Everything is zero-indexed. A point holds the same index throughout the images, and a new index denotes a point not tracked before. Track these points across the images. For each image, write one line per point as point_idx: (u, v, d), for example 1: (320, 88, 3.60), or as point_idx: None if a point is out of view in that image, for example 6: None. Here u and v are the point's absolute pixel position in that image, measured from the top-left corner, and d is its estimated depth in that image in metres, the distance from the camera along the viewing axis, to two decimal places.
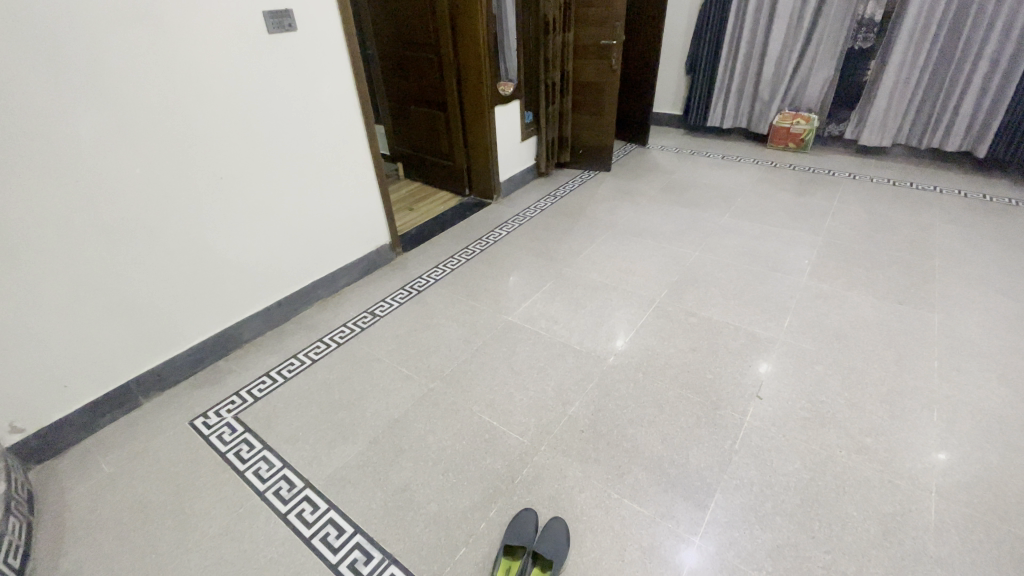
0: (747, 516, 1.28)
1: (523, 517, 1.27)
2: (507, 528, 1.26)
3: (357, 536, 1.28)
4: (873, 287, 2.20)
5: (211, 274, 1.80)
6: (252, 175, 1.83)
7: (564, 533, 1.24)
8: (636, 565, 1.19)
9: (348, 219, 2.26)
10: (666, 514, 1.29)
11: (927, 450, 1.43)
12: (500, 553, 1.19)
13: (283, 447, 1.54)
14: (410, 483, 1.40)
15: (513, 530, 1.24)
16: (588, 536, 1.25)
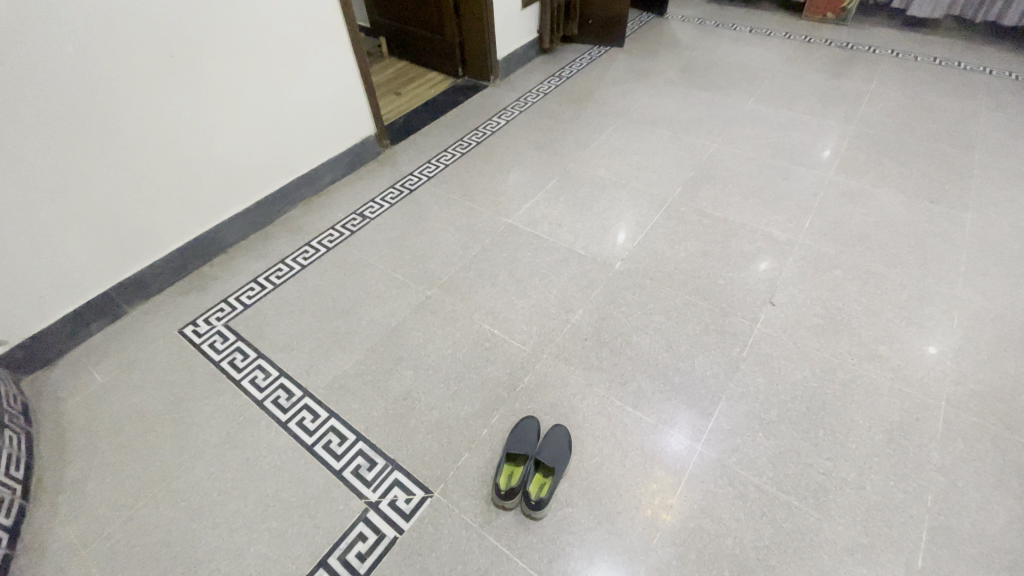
0: (751, 423, 1.26)
1: (524, 423, 1.26)
2: (508, 436, 1.25)
3: (359, 444, 1.28)
4: (903, 184, 2.03)
5: (179, 174, 1.63)
6: (211, 54, 1.56)
7: (566, 440, 1.23)
8: (636, 471, 1.19)
9: (327, 108, 2.01)
10: (672, 417, 1.29)
11: (934, 353, 1.41)
12: (501, 461, 1.18)
13: (277, 357, 1.49)
14: (409, 392, 1.37)
15: (515, 438, 1.23)
16: (590, 443, 1.25)
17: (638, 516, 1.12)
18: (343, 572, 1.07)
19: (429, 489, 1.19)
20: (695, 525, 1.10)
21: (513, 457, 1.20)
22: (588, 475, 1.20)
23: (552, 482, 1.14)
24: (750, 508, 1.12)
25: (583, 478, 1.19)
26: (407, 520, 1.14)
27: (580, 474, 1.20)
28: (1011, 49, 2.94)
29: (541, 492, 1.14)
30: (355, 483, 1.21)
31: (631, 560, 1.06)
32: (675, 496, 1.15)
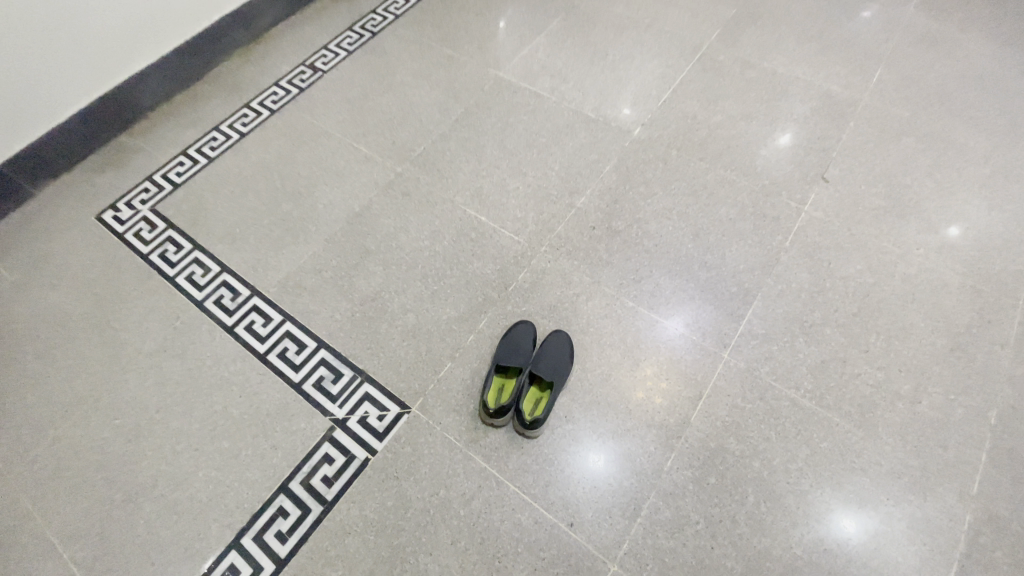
0: (790, 327, 1.04)
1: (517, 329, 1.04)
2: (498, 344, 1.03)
3: (321, 352, 1.07)
4: (997, 25, 1.60)
5: (53, 8, 1.20)
6: None
7: (568, 349, 1.01)
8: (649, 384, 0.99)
9: None
10: (673, 337, 1.04)
11: (961, 233, 1.17)
12: (489, 374, 0.98)
13: (218, 249, 1.23)
14: (378, 291, 1.13)
15: (506, 347, 1.02)
16: (597, 351, 1.03)
17: (651, 435, 0.95)
18: (308, 498, 0.92)
19: (406, 404, 1.00)
20: (719, 444, 0.93)
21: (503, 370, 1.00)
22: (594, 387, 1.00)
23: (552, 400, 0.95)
24: (783, 427, 0.95)
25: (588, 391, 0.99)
26: (381, 440, 0.97)
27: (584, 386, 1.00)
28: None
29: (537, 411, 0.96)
30: (319, 397, 1.02)
31: (641, 484, 0.91)
32: (694, 413, 0.96)
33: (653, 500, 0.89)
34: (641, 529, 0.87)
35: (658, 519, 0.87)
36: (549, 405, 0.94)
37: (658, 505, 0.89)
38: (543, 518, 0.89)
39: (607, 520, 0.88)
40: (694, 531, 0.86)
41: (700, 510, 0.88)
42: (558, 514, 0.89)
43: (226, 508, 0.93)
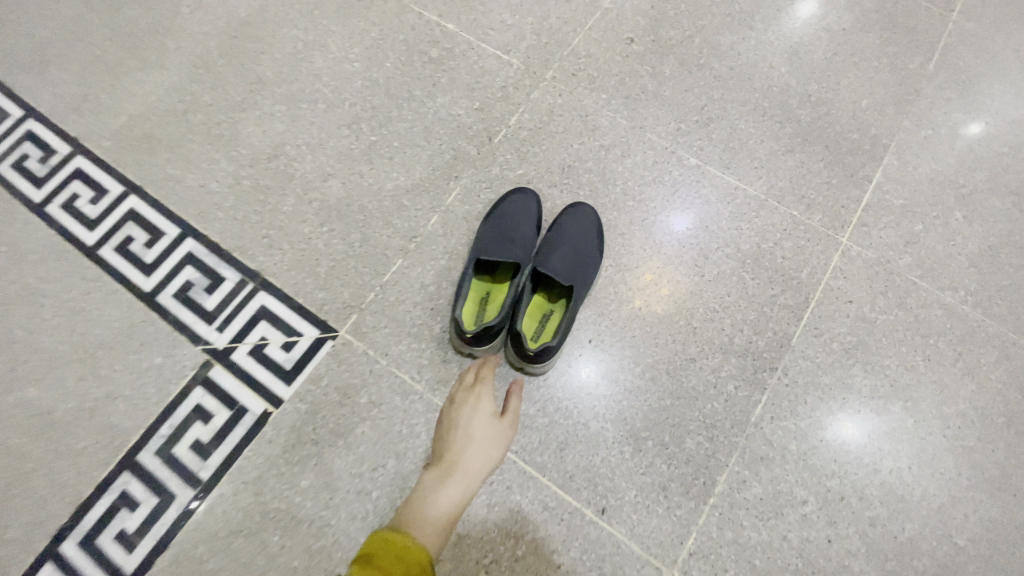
0: (943, 194, 0.65)
1: (510, 204, 0.63)
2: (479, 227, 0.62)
3: (187, 244, 0.65)
4: None
5: None
6: None
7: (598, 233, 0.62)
8: (726, 289, 0.61)
9: None
10: (646, 283, 0.61)
11: None
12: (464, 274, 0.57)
13: (24, 83, 0.76)
14: (280, 144, 0.69)
15: (494, 231, 0.60)
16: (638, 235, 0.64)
17: (730, 366, 0.58)
18: (169, 478, 0.56)
19: (328, 325, 0.60)
20: (837, 379, 0.58)
21: (486, 267, 0.60)
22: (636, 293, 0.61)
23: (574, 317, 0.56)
24: (939, 350, 0.59)
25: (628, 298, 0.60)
26: (287, 383, 0.58)
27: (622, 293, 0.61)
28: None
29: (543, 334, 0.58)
30: (184, 315, 0.62)
31: (715, 444, 0.55)
32: (798, 330, 0.59)
33: (733, 469, 0.54)
34: (716, 516, 0.53)
35: (743, 499, 0.53)
36: (567, 324, 0.55)
37: (743, 478, 0.54)
38: (556, 503, 0.53)
39: (661, 503, 0.53)
40: (801, 516, 0.53)
41: (809, 484, 0.54)
42: (579, 494, 0.53)
43: (34, 495, 0.56)
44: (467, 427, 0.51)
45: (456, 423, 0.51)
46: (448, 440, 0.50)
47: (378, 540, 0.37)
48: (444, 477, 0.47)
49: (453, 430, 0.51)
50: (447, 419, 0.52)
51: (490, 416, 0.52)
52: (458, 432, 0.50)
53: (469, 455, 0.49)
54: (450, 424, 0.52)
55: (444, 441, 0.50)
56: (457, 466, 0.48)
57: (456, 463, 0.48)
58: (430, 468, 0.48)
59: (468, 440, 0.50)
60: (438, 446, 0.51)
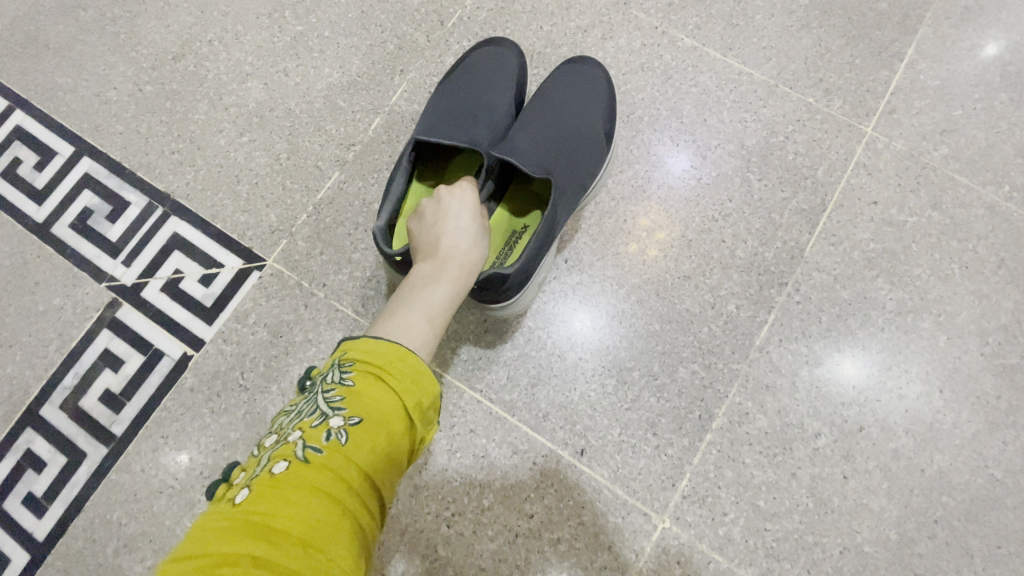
0: (991, 71, 0.54)
1: (486, 60, 0.51)
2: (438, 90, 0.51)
3: (84, 164, 0.55)
4: None
5: None
6: None
7: (607, 102, 0.50)
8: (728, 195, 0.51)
9: None
10: (640, 227, 0.50)
11: None
12: (396, 162, 0.44)
13: None
14: (188, 40, 0.57)
15: (459, 94, 0.49)
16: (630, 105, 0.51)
17: (731, 283, 0.49)
18: (78, 435, 0.48)
19: (255, 255, 0.50)
20: (857, 293, 0.49)
21: (438, 153, 0.48)
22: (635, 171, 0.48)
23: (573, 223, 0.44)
24: (978, 257, 0.49)
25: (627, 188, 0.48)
26: (209, 322, 0.49)
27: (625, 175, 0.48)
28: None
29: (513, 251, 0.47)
30: (84, 249, 0.52)
31: (713, 373, 0.47)
32: (811, 238, 0.50)
33: (734, 401, 0.46)
34: (714, 454, 0.45)
35: (746, 434, 0.46)
36: (543, 233, 0.42)
37: (746, 410, 0.46)
38: (527, 446, 0.45)
39: (649, 442, 0.45)
40: (812, 451, 0.45)
41: (824, 414, 0.46)
42: (555, 435, 0.46)
43: None
44: (453, 218, 0.41)
45: (437, 213, 0.41)
46: (431, 232, 0.40)
47: (366, 373, 0.30)
48: (433, 273, 0.38)
49: (437, 220, 0.41)
50: (432, 207, 0.42)
51: (478, 211, 0.43)
52: (442, 224, 0.40)
53: (459, 248, 0.39)
54: (436, 211, 0.42)
55: (426, 234, 0.40)
56: (447, 260, 0.38)
57: (445, 258, 0.38)
58: (421, 263, 0.39)
59: (456, 234, 0.40)
60: (420, 240, 0.40)
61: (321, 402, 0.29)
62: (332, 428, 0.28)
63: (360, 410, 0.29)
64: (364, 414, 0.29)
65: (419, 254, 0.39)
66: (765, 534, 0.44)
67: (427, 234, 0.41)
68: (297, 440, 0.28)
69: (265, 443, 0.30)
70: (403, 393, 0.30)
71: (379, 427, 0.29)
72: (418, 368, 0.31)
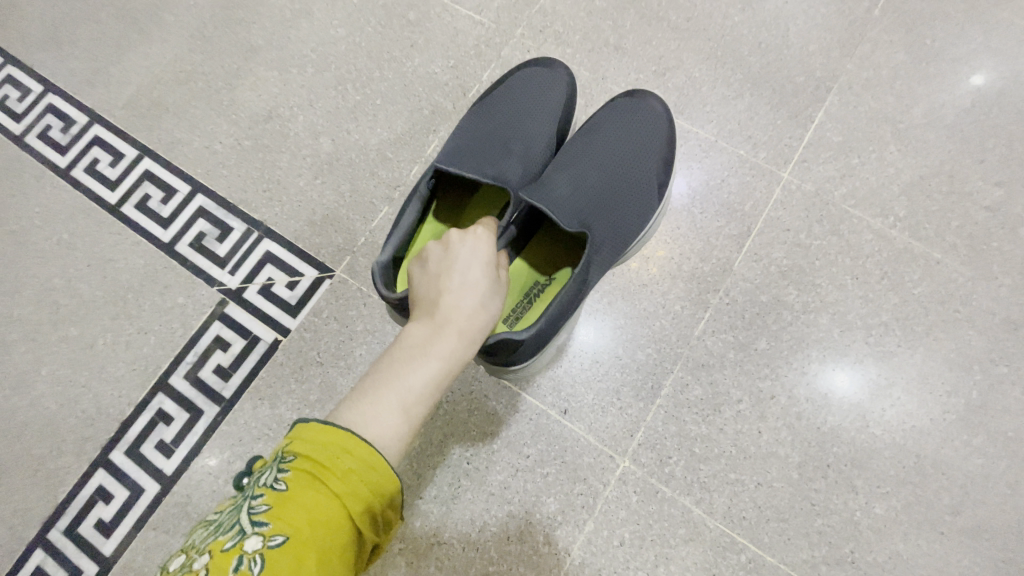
0: (880, 132, 0.71)
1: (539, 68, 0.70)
2: (496, 86, 0.70)
3: (198, 199, 0.73)
4: None
5: None
6: None
7: (614, 141, 0.65)
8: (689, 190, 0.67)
9: None
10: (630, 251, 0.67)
11: None
12: (413, 198, 0.58)
13: (44, 62, 0.85)
14: (274, 106, 0.76)
15: (506, 118, 0.66)
16: (639, 123, 0.67)
17: (678, 290, 0.66)
18: (197, 397, 0.66)
19: (327, 266, 0.68)
20: (773, 296, 0.65)
21: (461, 183, 0.64)
22: (628, 175, 0.64)
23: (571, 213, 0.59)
24: (865, 270, 0.66)
25: (623, 206, 0.63)
26: (293, 315, 0.67)
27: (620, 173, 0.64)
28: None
29: (540, 303, 0.62)
30: (200, 262, 0.70)
31: (662, 354, 0.64)
32: (739, 255, 0.67)
33: (677, 375, 0.63)
34: (662, 413, 0.62)
35: (686, 399, 0.62)
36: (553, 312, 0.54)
37: (686, 381, 0.63)
38: (525, 406, 0.63)
39: (614, 404, 0.63)
40: (735, 412, 0.62)
41: (745, 386, 0.63)
42: (545, 399, 0.63)
43: (85, 415, 0.66)
44: (460, 282, 0.50)
45: (443, 266, 0.51)
46: (437, 291, 0.49)
47: (303, 484, 0.36)
48: (434, 334, 0.47)
49: (445, 277, 0.50)
50: (444, 259, 0.51)
51: (484, 267, 0.52)
52: (447, 282, 0.50)
53: (459, 315, 0.48)
54: (449, 267, 0.51)
55: (434, 292, 0.50)
56: (445, 325, 0.47)
57: (443, 326, 0.47)
58: (422, 323, 0.48)
59: (460, 290, 0.49)
60: (428, 293, 0.50)
61: (250, 522, 0.35)
62: (251, 558, 0.33)
63: (286, 528, 0.34)
64: (285, 537, 0.34)
65: (425, 310, 0.49)
66: (699, 471, 0.60)
67: (434, 288, 0.50)
68: (201, 569, 0.33)
69: (178, 561, 0.35)
70: (333, 507, 0.36)
71: (296, 551, 0.34)
72: (354, 480, 0.37)
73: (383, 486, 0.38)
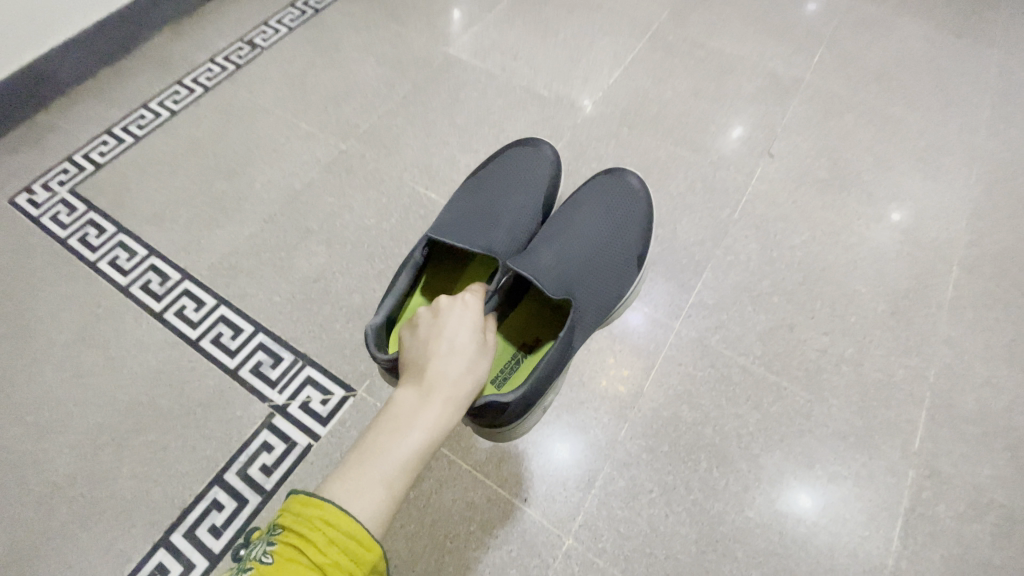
0: (741, 297, 1.05)
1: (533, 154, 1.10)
2: (497, 185, 1.01)
3: (259, 336, 1.00)
4: (931, 7, 1.64)
5: None
6: None
7: (582, 231, 0.96)
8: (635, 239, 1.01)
9: None
10: (572, 377, 0.96)
11: (899, 211, 1.20)
12: (405, 269, 0.83)
13: (148, 233, 1.14)
14: (321, 271, 1.07)
15: (503, 206, 0.97)
16: (597, 219, 0.98)
17: (606, 407, 0.93)
18: (245, 489, 0.86)
19: (352, 387, 0.94)
20: (672, 413, 0.93)
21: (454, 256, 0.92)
22: (592, 255, 0.93)
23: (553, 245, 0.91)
24: (735, 394, 0.95)
25: (586, 275, 0.91)
26: (324, 424, 0.91)
27: (588, 220, 0.97)
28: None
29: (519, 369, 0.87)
30: (257, 383, 0.95)
31: (596, 455, 0.89)
32: (648, 380, 0.95)
33: (606, 470, 0.88)
34: (596, 500, 0.86)
35: (613, 490, 0.86)
36: (538, 380, 0.77)
37: (612, 476, 0.87)
38: (496, 495, 0.86)
39: (562, 493, 0.86)
40: (649, 499, 0.86)
41: (655, 479, 0.87)
42: (511, 490, 0.86)
43: (154, 504, 0.85)
44: (444, 358, 0.67)
45: (433, 344, 0.68)
46: (426, 366, 0.66)
47: (286, 557, 0.49)
48: (425, 398, 0.63)
49: (433, 354, 0.67)
50: (433, 339, 0.69)
51: (463, 344, 0.69)
52: (436, 358, 0.66)
53: (444, 383, 0.65)
54: (437, 345, 0.68)
55: (424, 366, 0.66)
56: (434, 391, 0.64)
57: (431, 393, 0.63)
58: (415, 390, 0.64)
59: (445, 359, 0.66)
60: (420, 365, 0.66)
61: None
62: None
63: None
64: None
65: (418, 379, 0.65)
66: (623, 546, 0.83)
67: (424, 362, 0.67)
68: None
69: None
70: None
71: None
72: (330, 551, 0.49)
73: (352, 556, 0.50)
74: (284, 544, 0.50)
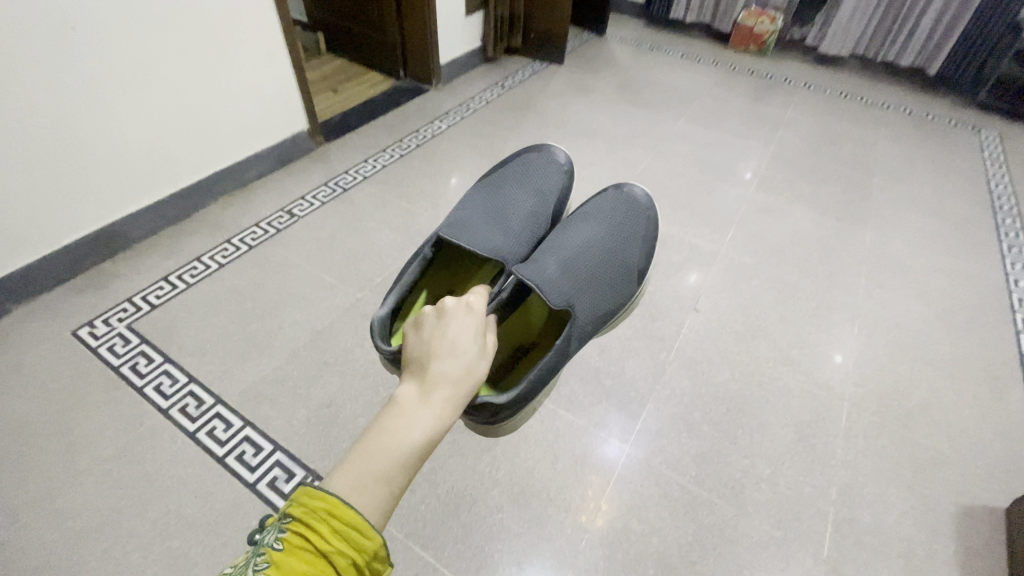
0: (677, 425, 1.29)
1: (545, 167, 1.39)
2: (510, 201, 1.30)
3: (277, 454, 1.19)
4: (815, 200, 2.17)
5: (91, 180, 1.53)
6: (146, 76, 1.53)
7: (582, 240, 1.21)
8: (628, 248, 1.25)
9: (262, 116, 1.94)
10: (540, 491, 1.15)
11: (799, 356, 1.51)
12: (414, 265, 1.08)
13: (189, 363, 1.37)
14: (334, 398, 1.29)
15: (510, 219, 1.25)
16: (594, 229, 1.24)
17: (569, 519, 1.11)
18: None
19: None
20: (623, 524, 1.11)
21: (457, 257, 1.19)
22: (591, 258, 1.18)
23: (546, 254, 1.15)
24: (675, 508, 1.14)
25: (587, 278, 1.16)
26: None
27: (589, 232, 1.23)
28: (927, 92, 3.12)
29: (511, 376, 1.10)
30: (271, 497, 1.11)
31: (560, 562, 1.05)
32: (603, 494, 1.16)
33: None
34: None
35: None
36: (532, 379, 0.98)
37: None
38: None
39: None
40: None
41: None
42: None
43: None
44: (444, 358, 0.73)
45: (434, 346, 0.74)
46: (428, 363, 0.72)
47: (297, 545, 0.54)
48: (425, 396, 0.68)
49: (434, 354, 0.73)
50: (436, 339, 0.75)
51: (462, 346, 0.75)
52: (436, 358, 0.73)
53: (443, 381, 0.70)
54: (439, 346, 0.74)
55: (426, 363, 0.72)
56: (434, 388, 0.69)
57: (431, 390, 0.68)
58: (416, 387, 0.69)
59: (445, 360, 0.72)
60: (423, 363, 0.73)
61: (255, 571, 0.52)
62: None
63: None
64: None
65: (420, 376, 0.71)
66: None
67: (426, 361, 0.73)
68: None
69: None
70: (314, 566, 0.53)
71: None
72: (337, 538, 0.55)
73: (355, 546, 0.56)
74: (293, 532, 0.55)
